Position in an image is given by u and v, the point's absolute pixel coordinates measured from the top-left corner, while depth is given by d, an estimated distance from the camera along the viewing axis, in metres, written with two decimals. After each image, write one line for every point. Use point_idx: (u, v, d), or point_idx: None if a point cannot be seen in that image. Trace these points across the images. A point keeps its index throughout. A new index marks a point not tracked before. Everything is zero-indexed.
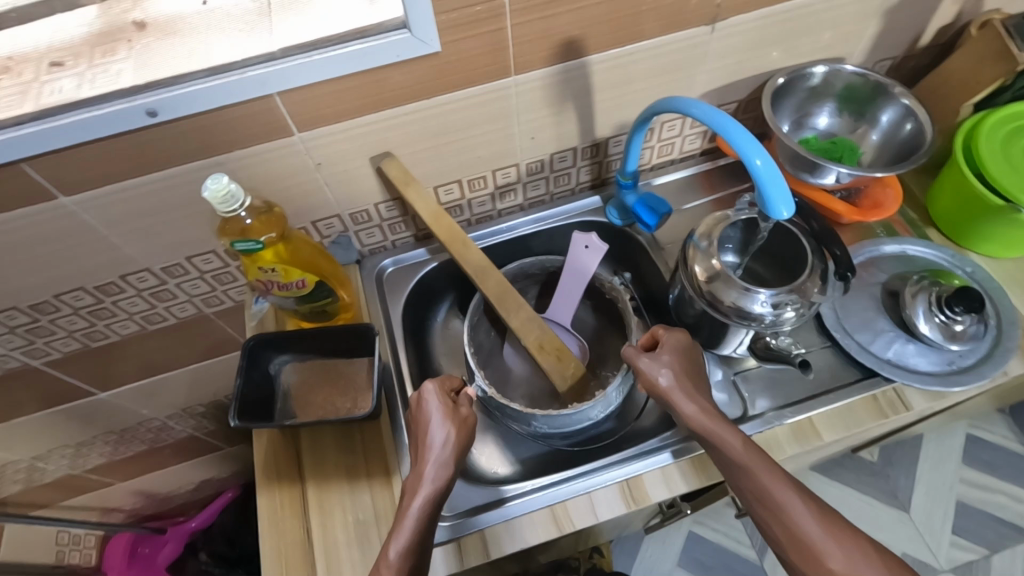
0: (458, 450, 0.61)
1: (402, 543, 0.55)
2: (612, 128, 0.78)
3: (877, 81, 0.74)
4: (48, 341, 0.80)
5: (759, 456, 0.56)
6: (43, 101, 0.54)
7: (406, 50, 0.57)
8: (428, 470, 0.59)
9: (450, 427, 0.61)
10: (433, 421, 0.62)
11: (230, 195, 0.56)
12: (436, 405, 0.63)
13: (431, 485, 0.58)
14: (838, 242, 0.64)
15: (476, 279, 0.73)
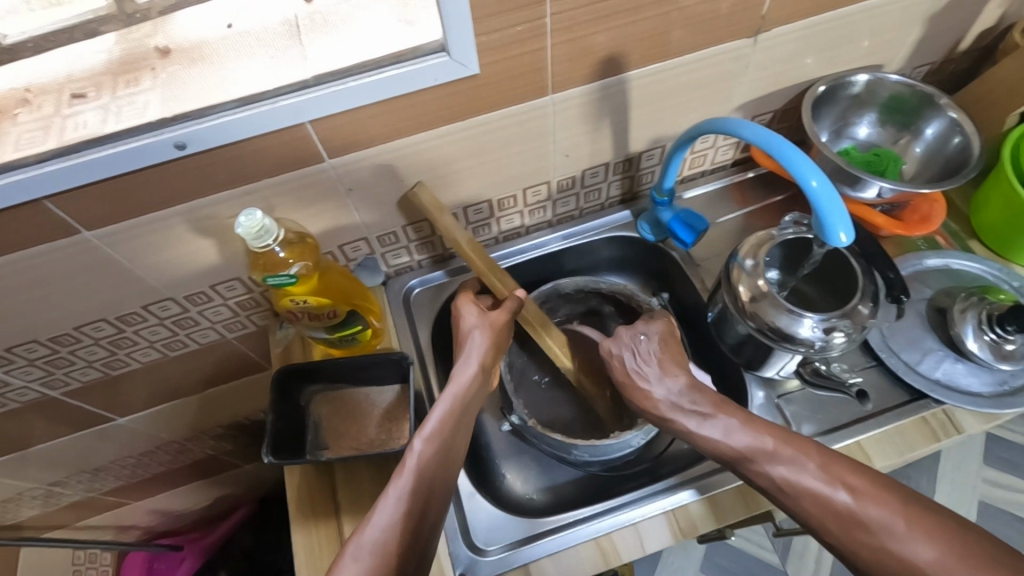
0: (490, 352, 0.61)
1: (430, 427, 0.56)
2: (646, 142, 0.75)
3: (922, 90, 0.72)
4: (67, 371, 0.78)
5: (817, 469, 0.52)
6: (66, 136, 0.51)
7: (444, 74, 0.55)
8: (460, 361, 0.60)
9: (484, 330, 0.62)
10: (469, 322, 0.63)
11: (264, 229, 0.54)
12: (472, 311, 0.64)
13: (464, 374, 0.59)
14: (891, 265, 0.63)
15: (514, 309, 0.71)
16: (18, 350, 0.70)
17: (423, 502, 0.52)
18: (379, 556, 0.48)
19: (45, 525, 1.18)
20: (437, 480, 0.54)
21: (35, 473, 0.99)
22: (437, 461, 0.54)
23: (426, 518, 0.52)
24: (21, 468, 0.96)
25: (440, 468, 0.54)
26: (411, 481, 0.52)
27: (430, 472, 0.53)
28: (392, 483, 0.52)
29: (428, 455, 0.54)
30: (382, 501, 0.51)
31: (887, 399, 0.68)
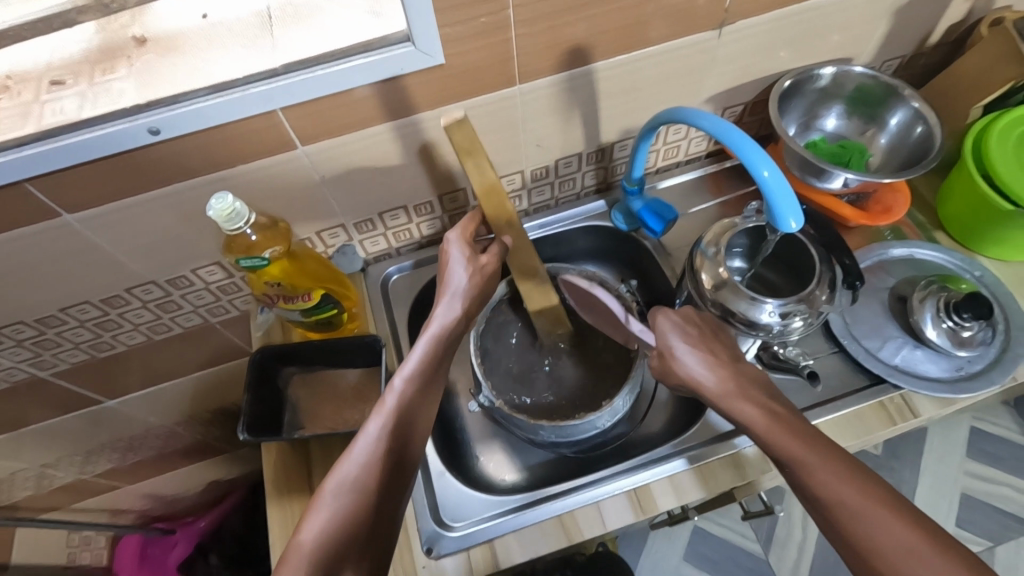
0: (472, 295, 0.64)
1: (410, 368, 0.58)
2: (618, 132, 0.77)
3: (887, 83, 0.73)
4: (55, 353, 0.80)
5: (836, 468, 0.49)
6: (44, 121, 0.53)
7: (410, 64, 0.57)
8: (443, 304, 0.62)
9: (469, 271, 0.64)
10: (454, 263, 0.64)
11: (235, 212, 0.56)
12: (459, 249, 0.65)
13: (445, 316, 0.62)
14: (848, 252, 0.64)
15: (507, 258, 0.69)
16: (6, 332, 0.73)
17: (401, 437, 0.55)
18: (361, 486, 0.50)
19: (39, 506, 1.21)
20: (417, 413, 0.57)
21: (29, 454, 1.02)
22: (415, 401, 0.57)
23: (406, 453, 0.55)
24: (13, 448, 0.98)
25: (417, 408, 0.57)
26: (390, 418, 0.55)
27: (412, 407, 0.56)
28: (373, 419, 0.55)
29: (407, 396, 0.57)
30: (362, 436, 0.54)
31: (847, 384, 0.69)
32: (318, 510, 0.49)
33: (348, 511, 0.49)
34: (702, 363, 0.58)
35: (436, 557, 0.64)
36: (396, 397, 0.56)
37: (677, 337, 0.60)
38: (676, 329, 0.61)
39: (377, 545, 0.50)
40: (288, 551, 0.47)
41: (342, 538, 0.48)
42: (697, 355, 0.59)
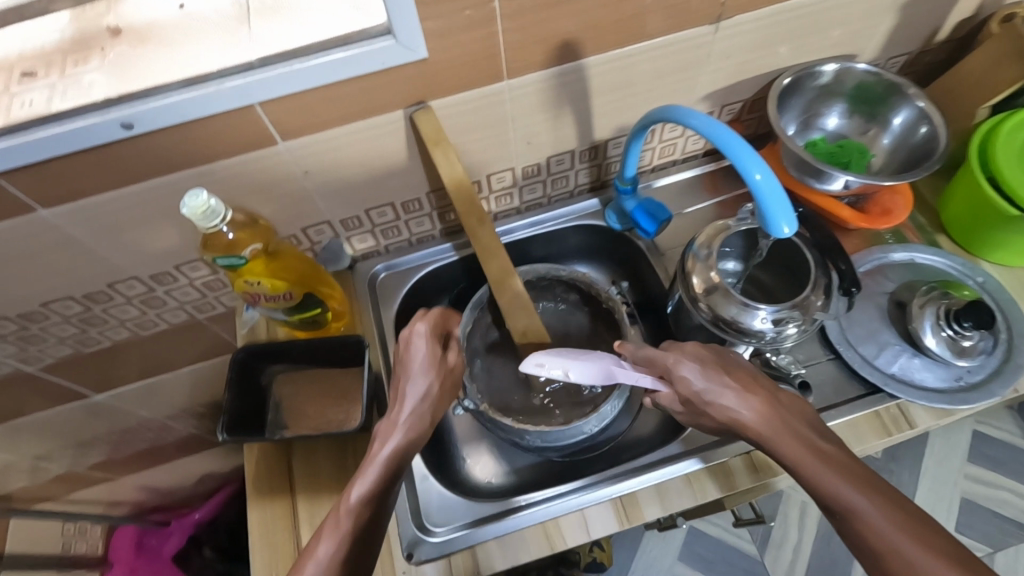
0: (437, 404, 0.62)
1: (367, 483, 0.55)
2: (611, 130, 0.75)
3: (890, 81, 0.71)
4: (40, 347, 0.79)
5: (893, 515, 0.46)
6: (13, 114, 0.52)
7: (392, 58, 0.55)
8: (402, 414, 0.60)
9: (432, 376, 0.62)
10: (416, 367, 0.62)
11: (211, 210, 0.54)
12: (423, 351, 0.63)
13: (404, 425, 0.59)
14: (844, 256, 0.62)
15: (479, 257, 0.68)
16: None
17: (351, 564, 0.51)
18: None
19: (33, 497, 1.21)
20: (372, 532, 0.54)
21: (19, 447, 1.02)
22: (371, 518, 0.54)
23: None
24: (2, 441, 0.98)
25: (372, 528, 0.54)
26: (342, 542, 0.52)
27: (367, 526, 0.53)
28: (323, 542, 0.52)
29: (362, 515, 0.54)
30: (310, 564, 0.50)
31: (841, 392, 0.68)
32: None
33: None
34: (737, 398, 0.55)
35: (416, 562, 0.63)
36: (351, 516, 0.53)
37: (699, 372, 0.57)
38: (696, 359, 0.58)
39: None
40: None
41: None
42: (727, 390, 0.55)
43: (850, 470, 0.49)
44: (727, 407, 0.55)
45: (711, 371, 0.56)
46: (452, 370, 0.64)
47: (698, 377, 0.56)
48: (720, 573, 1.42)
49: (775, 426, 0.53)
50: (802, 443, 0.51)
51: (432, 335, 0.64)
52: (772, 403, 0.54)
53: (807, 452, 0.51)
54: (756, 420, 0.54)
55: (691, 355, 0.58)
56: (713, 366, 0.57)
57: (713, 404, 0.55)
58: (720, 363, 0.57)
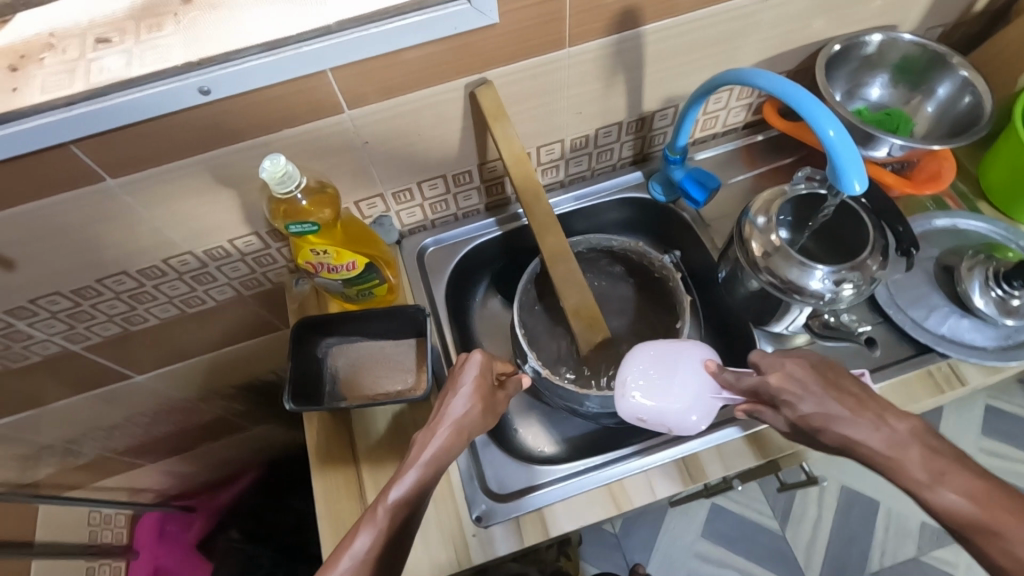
0: (478, 421, 0.61)
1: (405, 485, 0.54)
2: (659, 101, 0.76)
3: (935, 51, 0.72)
4: (88, 325, 0.79)
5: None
6: (91, 79, 0.51)
7: (464, 22, 0.55)
8: (441, 435, 0.58)
9: (477, 399, 0.61)
10: (463, 388, 0.61)
11: (287, 175, 0.54)
12: (471, 375, 0.62)
13: (444, 439, 0.58)
14: (902, 220, 0.64)
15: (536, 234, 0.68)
16: (41, 303, 0.72)
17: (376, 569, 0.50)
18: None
19: (62, 483, 1.21)
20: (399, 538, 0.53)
21: (54, 430, 1.02)
22: (403, 525, 0.53)
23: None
24: (40, 423, 0.98)
25: (400, 537, 0.53)
26: (376, 540, 0.51)
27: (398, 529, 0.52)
28: (359, 535, 0.51)
29: (397, 518, 0.53)
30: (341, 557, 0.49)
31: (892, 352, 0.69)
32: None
33: None
34: (851, 420, 0.50)
35: (485, 526, 0.64)
36: (388, 515, 0.52)
37: (810, 402, 0.52)
38: (795, 381, 0.53)
39: None
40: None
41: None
42: (840, 415, 0.50)
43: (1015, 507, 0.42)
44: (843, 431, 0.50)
45: (817, 390, 0.52)
46: (497, 402, 0.64)
47: (806, 405, 0.52)
48: (741, 548, 1.44)
49: (900, 452, 0.47)
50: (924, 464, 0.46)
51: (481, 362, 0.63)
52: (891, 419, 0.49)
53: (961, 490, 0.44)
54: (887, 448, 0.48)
55: (796, 375, 0.53)
56: (818, 386, 0.52)
57: (825, 430, 0.51)
58: (826, 382, 0.52)
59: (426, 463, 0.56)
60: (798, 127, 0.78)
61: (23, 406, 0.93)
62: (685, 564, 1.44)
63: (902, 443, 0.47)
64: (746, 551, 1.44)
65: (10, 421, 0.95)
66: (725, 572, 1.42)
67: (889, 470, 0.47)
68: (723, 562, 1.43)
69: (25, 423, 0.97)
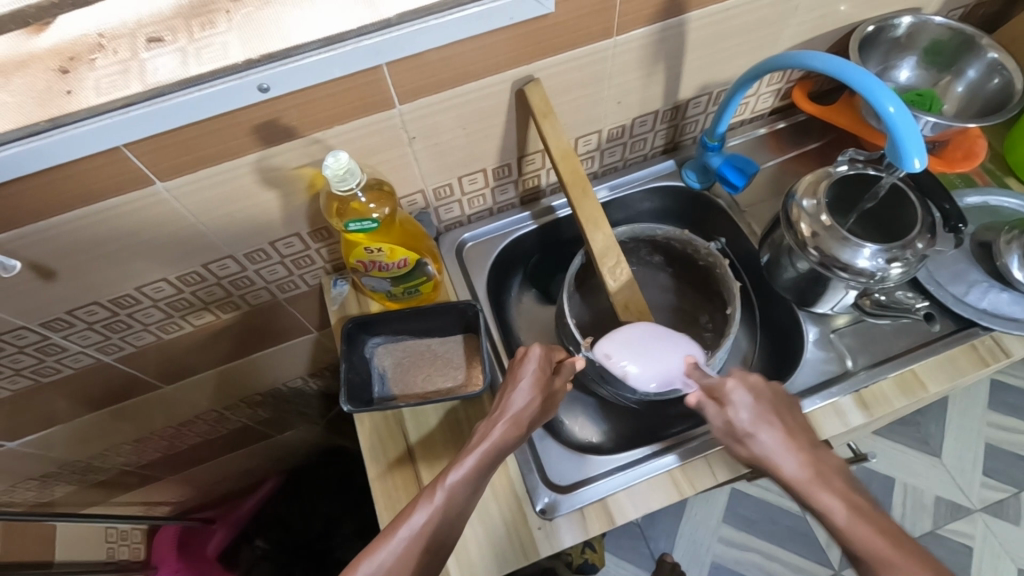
0: (537, 413, 0.62)
1: (463, 470, 0.56)
2: (694, 89, 0.76)
3: (966, 32, 0.73)
4: (122, 335, 0.77)
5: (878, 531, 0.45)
6: (149, 79, 0.49)
7: (520, 13, 0.55)
8: (498, 427, 0.59)
9: (536, 392, 0.62)
10: (523, 382, 0.62)
11: (347, 172, 0.54)
12: (531, 371, 0.63)
13: (501, 432, 0.59)
14: (947, 198, 0.65)
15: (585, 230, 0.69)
16: (77, 313, 0.70)
17: (435, 544, 0.52)
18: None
19: (82, 500, 1.18)
20: (455, 522, 0.55)
21: (76, 447, 0.99)
22: (460, 505, 0.55)
23: (434, 560, 0.52)
24: (65, 438, 0.95)
25: (459, 516, 0.55)
26: (436, 516, 0.53)
27: (455, 514, 0.54)
28: (418, 511, 0.53)
29: (455, 500, 0.55)
30: (400, 529, 0.52)
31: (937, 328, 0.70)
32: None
33: None
34: (781, 442, 0.53)
35: (549, 518, 0.64)
36: (445, 496, 0.54)
37: (748, 412, 0.54)
38: (752, 391, 0.56)
39: None
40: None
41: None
42: (770, 431, 0.53)
43: (880, 524, 0.46)
44: (766, 444, 0.53)
45: (763, 407, 0.55)
46: (555, 392, 0.64)
47: (746, 412, 0.54)
48: (764, 531, 1.46)
49: (816, 479, 0.50)
50: (838, 494, 0.48)
51: (543, 359, 0.64)
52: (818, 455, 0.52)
53: (844, 503, 0.48)
54: (799, 468, 0.51)
55: (749, 384, 0.56)
56: (768, 404, 0.55)
57: (753, 436, 0.53)
58: (775, 404, 0.55)
59: (485, 447, 0.58)
60: (829, 111, 0.79)
61: (46, 423, 0.90)
62: (709, 549, 1.45)
63: (821, 473, 0.50)
64: (768, 533, 1.46)
65: (33, 439, 0.92)
66: (749, 555, 1.44)
67: (806, 496, 0.49)
68: (746, 544, 1.45)
69: (49, 440, 0.94)
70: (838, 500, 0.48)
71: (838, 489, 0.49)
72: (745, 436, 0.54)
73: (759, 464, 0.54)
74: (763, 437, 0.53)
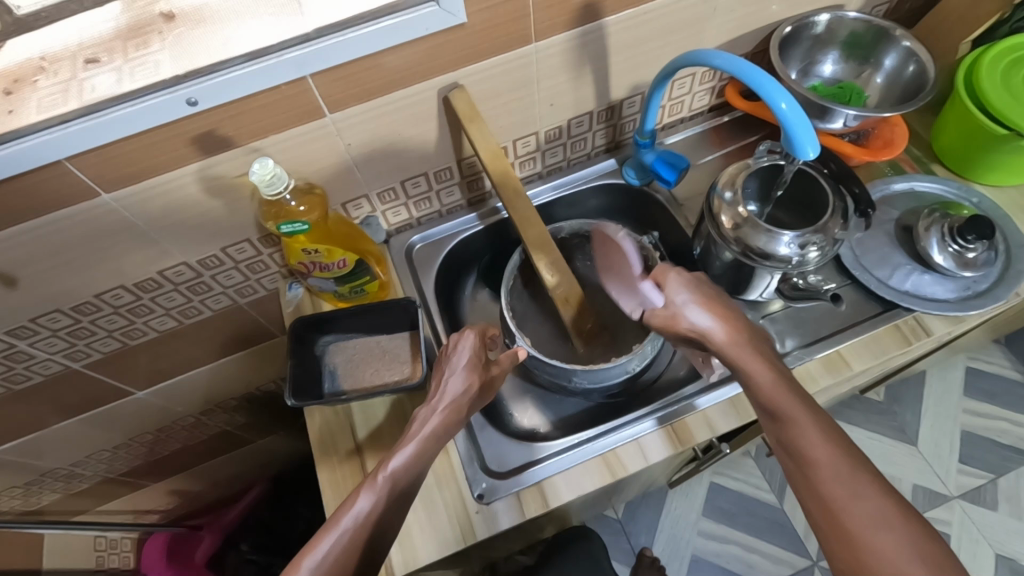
0: (474, 399, 0.65)
1: (403, 458, 0.59)
2: (626, 89, 0.80)
3: (880, 25, 0.76)
4: (87, 342, 0.81)
5: (785, 387, 0.57)
6: (86, 97, 0.53)
7: (434, 23, 0.59)
8: (433, 413, 0.62)
9: (472, 378, 0.65)
10: (458, 369, 0.65)
11: (275, 177, 0.58)
12: (467, 358, 0.66)
13: (437, 420, 0.62)
14: (858, 182, 0.69)
15: (518, 228, 0.72)
16: (42, 321, 0.74)
17: (378, 527, 0.55)
18: (332, 568, 0.52)
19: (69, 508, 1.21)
20: (396, 511, 0.57)
21: (56, 454, 1.02)
22: (401, 492, 0.58)
23: (376, 544, 0.55)
24: (45, 446, 0.99)
25: (400, 501, 0.58)
26: (379, 501, 0.56)
27: (396, 502, 0.57)
28: (361, 498, 0.56)
29: (396, 485, 0.58)
30: (344, 518, 0.55)
31: (847, 305, 0.74)
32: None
33: None
34: (708, 317, 0.63)
35: (487, 502, 0.67)
36: (387, 481, 0.57)
37: (688, 295, 0.65)
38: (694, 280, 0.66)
39: None
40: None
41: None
42: (699, 311, 0.63)
43: (794, 388, 0.57)
44: (695, 319, 0.63)
45: (700, 294, 0.65)
46: (492, 378, 0.67)
47: (682, 294, 0.65)
48: (743, 524, 1.48)
49: (746, 349, 0.60)
50: (763, 362, 0.59)
51: (478, 345, 0.67)
52: (747, 331, 0.62)
53: (764, 366, 0.58)
54: (727, 339, 0.61)
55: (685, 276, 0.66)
56: (704, 292, 0.65)
57: (683, 309, 0.64)
58: (711, 294, 0.65)
59: (427, 433, 0.61)
60: (758, 107, 0.83)
61: (23, 432, 0.93)
62: (689, 542, 1.47)
63: (740, 346, 0.60)
64: (747, 526, 1.47)
65: (11, 448, 0.95)
66: (729, 548, 1.45)
67: (733, 356, 0.60)
68: (726, 537, 1.47)
69: (28, 448, 0.98)
70: (766, 369, 0.58)
71: (755, 352, 0.60)
72: (671, 308, 0.65)
73: (693, 337, 0.64)
74: (692, 314, 0.63)
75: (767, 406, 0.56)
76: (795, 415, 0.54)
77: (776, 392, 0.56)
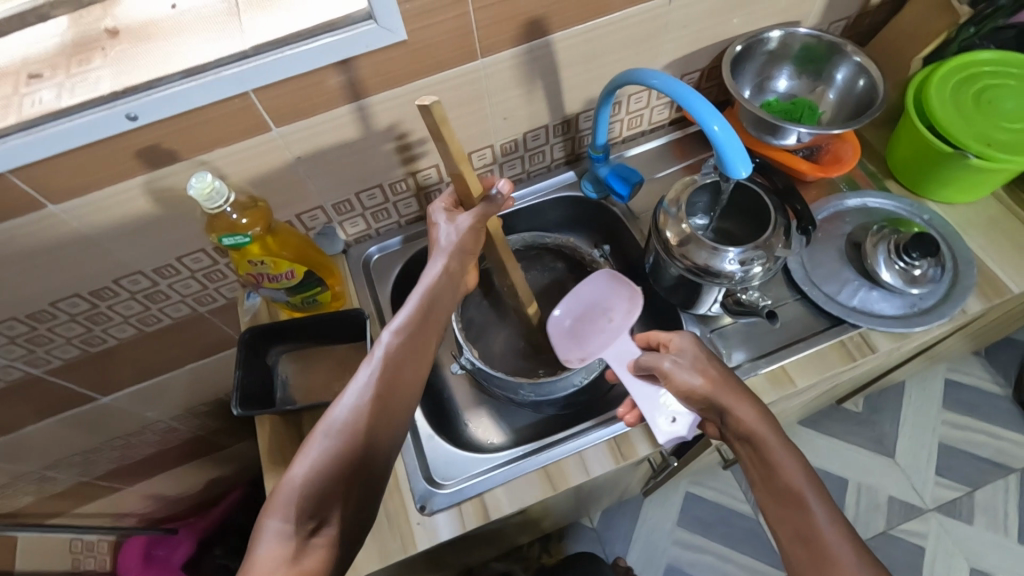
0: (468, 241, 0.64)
1: (399, 320, 0.59)
2: (581, 103, 0.80)
3: (830, 41, 0.77)
4: (47, 349, 0.82)
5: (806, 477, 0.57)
6: (25, 112, 0.56)
7: (374, 41, 0.59)
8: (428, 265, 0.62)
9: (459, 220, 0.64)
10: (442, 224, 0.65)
11: (216, 191, 0.59)
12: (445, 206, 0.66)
13: (432, 276, 0.62)
14: (799, 200, 0.71)
15: None
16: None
17: (391, 391, 0.55)
18: (347, 425, 0.51)
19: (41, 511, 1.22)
20: (406, 366, 0.57)
21: (24, 459, 1.03)
22: (407, 352, 0.57)
23: (393, 404, 0.54)
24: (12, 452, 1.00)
25: (407, 352, 0.57)
26: (385, 363, 0.55)
27: (401, 357, 0.56)
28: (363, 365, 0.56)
29: (398, 346, 0.57)
30: (348, 391, 0.54)
31: (795, 321, 0.74)
32: (306, 455, 0.50)
33: (333, 452, 0.50)
34: (730, 389, 0.60)
35: (429, 513, 0.67)
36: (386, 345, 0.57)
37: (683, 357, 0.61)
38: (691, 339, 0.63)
39: (376, 439, 0.53)
40: (277, 487, 0.48)
41: (331, 476, 0.49)
42: (730, 383, 0.60)
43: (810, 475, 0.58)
44: (692, 380, 0.60)
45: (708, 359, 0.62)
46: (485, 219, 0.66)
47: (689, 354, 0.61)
48: (718, 533, 1.47)
49: (767, 431, 0.59)
50: (786, 449, 0.58)
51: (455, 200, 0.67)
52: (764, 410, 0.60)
53: (786, 450, 0.58)
54: (755, 419, 0.59)
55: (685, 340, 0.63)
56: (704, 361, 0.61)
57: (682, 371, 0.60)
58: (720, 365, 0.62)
59: (419, 299, 0.60)
60: None
61: None
62: (664, 551, 1.46)
63: (758, 423, 0.59)
64: (723, 535, 1.47)
65: None
66: (704, 557, 1.45)
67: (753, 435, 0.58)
68: (702, 547, 1.46)
69: None
70: (793, 458, 0.58)
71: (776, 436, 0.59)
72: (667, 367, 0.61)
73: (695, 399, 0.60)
74: (684, 374, 0.60)
75: (788, 492, 0.56)
76: (812, 505, 0.55)
77: (795, 479, 0.56)
